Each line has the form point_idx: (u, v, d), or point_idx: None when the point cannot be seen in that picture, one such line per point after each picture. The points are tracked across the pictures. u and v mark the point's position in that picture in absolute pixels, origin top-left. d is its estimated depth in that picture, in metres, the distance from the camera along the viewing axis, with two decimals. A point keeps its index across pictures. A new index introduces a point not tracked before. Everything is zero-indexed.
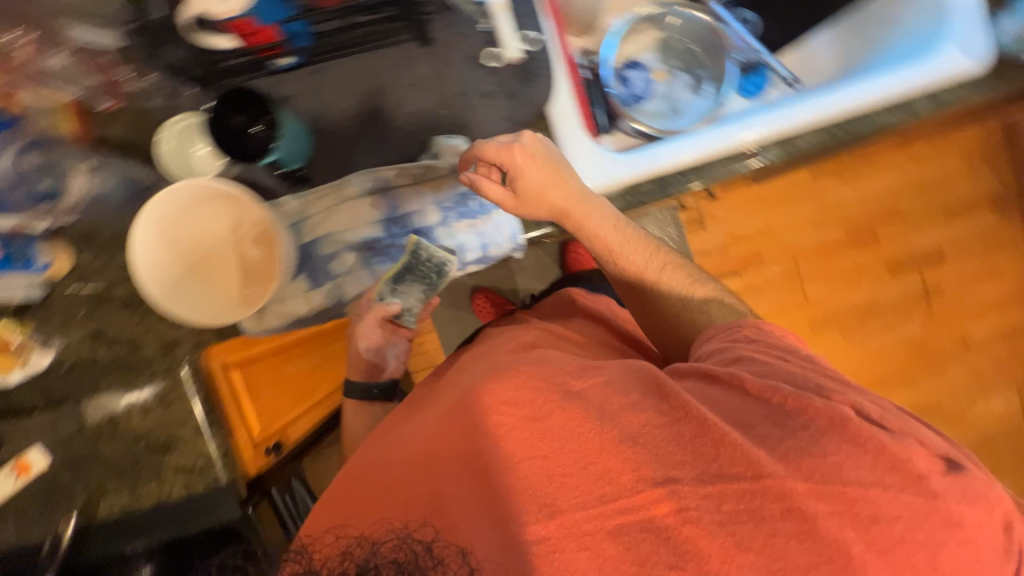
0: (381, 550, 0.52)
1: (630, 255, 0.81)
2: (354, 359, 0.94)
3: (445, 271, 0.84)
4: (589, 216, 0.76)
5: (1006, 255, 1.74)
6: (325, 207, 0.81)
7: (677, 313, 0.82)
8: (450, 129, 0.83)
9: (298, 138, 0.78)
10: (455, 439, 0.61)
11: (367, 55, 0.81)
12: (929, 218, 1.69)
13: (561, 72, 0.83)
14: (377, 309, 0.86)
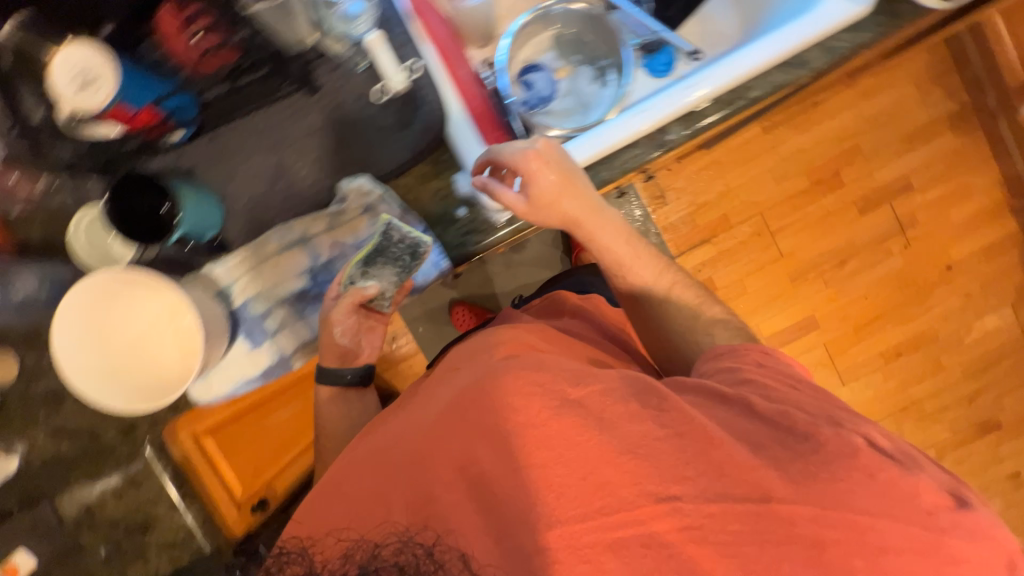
0: (382, 553, 0.55)
1: (636, 267, 0.81)
2: (326, 346, 0.85)
3: (420, 249, 0.73)
4: (602, 226, 0.77)
5: (975, 174, 1.73)
6: (258, 264, 0.83)
7: (655, 317, 0.83)
8: (375, 165, 0.78)
9: (205, 204, 0.77)
10: (454, 444, 0.58)
11: (262, 114, 0.77)
12: (887, 156, 1.71)
13: (448, 88, 0.74)
14: (351, 294, 0.78)
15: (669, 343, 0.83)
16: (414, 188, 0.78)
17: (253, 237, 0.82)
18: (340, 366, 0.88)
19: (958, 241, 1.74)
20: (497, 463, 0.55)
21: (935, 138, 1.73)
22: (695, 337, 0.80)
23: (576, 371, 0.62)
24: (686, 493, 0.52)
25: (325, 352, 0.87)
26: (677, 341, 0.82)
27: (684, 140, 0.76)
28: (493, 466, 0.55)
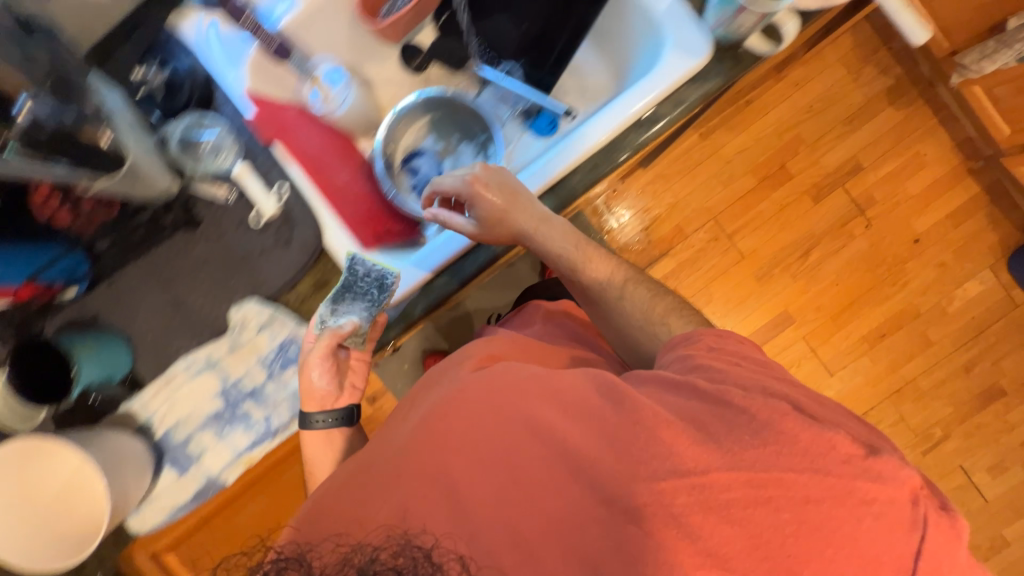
0: (380, 559, 0.41)
1: (587, 268, 0.75)
2: (304, 391, 0.73)
3: (387, 281, 0.71)
4: (550, 235, 0.74)
5: (926, 143, 1.72)
6: (162, 402, 0.80)
7: (611, 318, 0.74)
8: (258, 281, 0.77)
9: (113, 353, 0.75)
10: (432, 457, 0.52)
11: (151, 254, 0.77)
12: (830, 143, 1.72)
13: (319, 201, 0.75)
14: (326, 334, 0.70)
15: (635, 343, 0.73)
16: (305, 300, 0.78)
17: (162, 375, 0.79)
18: (309, 409, 0.73)
19: (926, 209, 1.72)
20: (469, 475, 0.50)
21: (872, 119, 1.73)
22: (648, 330, 0.71)
23: (540, 376, 0.56)
24: (655, 497, 0.46)
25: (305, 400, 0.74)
26: (636, 336, 0.73)
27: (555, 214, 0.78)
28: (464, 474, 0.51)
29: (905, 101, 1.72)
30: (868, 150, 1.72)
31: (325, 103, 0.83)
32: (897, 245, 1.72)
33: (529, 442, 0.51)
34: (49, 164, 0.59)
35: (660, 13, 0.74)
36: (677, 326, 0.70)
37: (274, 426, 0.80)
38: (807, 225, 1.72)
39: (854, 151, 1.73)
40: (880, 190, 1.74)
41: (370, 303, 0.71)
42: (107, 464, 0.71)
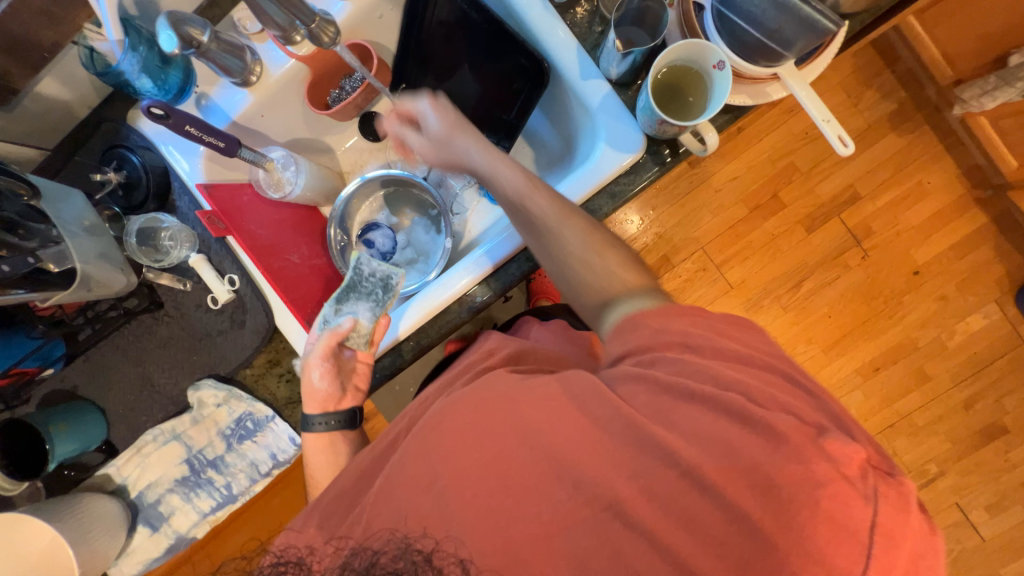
0: (381, 561, 0.44)
1: (523, 193, 0.68)
2: (308, 392, 0.74)
3: (390, 281, 0.78)
4: (495, 171, 0.71)
5: (932, 169, 1.57)
6: (132, 465, 0.87)
7: (567, 270, 0.66)
8: (227, 335, 0.82)
9: (86, 428, 0.82)
10: (424, 464, 0.50)
11: (122, 333, 0.83)
12: (828, 171, 1.59)
13: (268, 289, 0.80)
14: (326, 334, 0.74)
15: (574, 286, 0.66)
16: (259, 377, 0.84)
17: (133, 442, 0.85)
18: (311, 411, 0.74)
19: (929, 238, 1.58)
20: (457, 475, 0.48)
21: (878, 141, 1.57)
22: (585, 261, 0.65)
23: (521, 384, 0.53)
24: (636, 495, 0.44)
25: (308, 402, 0.75)
26: (580, 276, 0.66)
27: (493, 298, 0.80)
28: (453, 476, 0.48)
29: (909, 126, 1.56)
30: (873, 176, 1.58)
31: (277, 187, 0.86)
32: (909, 262, 1.59)
33: (514, 442, 0.49)
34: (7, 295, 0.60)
35: (596, 105, 0.72)
36: (613, 262, 0.65)
37: (234, 492, 0.86)
38: (813, 250, 1.60)
39: (857, 173, 1.58)
40: (888, 210, 1.58)
41: (374, 304, 0.77)
42: (76, 533, 0.78)
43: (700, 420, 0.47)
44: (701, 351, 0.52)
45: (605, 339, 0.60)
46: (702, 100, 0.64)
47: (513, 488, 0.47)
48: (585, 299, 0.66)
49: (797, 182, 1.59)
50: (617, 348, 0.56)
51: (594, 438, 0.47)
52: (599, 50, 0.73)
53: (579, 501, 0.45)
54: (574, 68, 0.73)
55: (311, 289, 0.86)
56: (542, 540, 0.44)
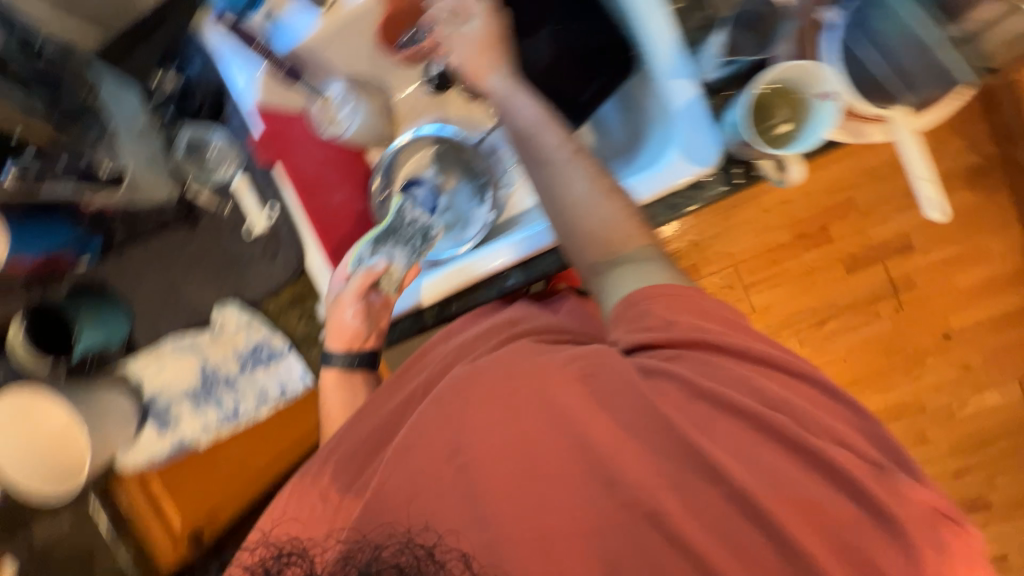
0: (384, 555, 0.47)
1: (538, 122, 0.63)
2: (334, 328, 0.76)
3: (429, 234, 0.82)
4: (517, 87, 0.67)
5: (995, 235, 1.48)
6: (148, 368, 0.89)
7: (573, 224, 0.59)
8: (261, 263, 0.82)
9: (109, 325, 0.85)
10: (444, 435, 0.49)
11: (154, 242, 0.85)
12: (890, 213, 1.49)
13: (303, 226, 0.80)
14: (361, 273, 0.75)
15: (570, 234, 0.59)
16: (282, 311, 0.85)
17: (151, 345, 0.89)
18: (334, 346, 0.76)
19: (966, 306, 1.52)
20: (485, 452, 0.47)
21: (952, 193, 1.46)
22: (588, 205, 0.58)
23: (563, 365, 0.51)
24: (678, 508, 0.44)
25: (332, 336, 0.76)
26: (580, 222, 0.58)
27: (523, 286, 0.78)
28: (480, 451, 0.47)
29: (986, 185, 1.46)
30: (933, 228, 1.49)
31: (331, 124, 0.84)
32: (940, 324, 1.53)
33: (552, 435, 0.47)
34: (56, 181, 0.65)
35: (679, 108, 0.66)
36: (619, 211, 0.58)
37: (242, 413, 0.89)
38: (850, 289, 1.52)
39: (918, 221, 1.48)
40: (940, 266, 1.50)
41: (410, 252, 0.79)
42: (91, 420, 0.80)
43: (748, 441, 0.46)
44: (745, 351, 0.51)
45: (611, 316, 0.56)
46: (797, 125, 0.60)
47: (545, 475, 0.46)
48: (581, 256, 0.59)
49: (854, 217, 1.49)
50: (637, 339, 0.52)
51: (635, 440, 0.46)
52: (698, 47, 0.67)
53: (614, 502, 0.45)
54: (666, 63, 0.66)
55: (347, 235, 0.84)
56: (575, 531, 0.45)
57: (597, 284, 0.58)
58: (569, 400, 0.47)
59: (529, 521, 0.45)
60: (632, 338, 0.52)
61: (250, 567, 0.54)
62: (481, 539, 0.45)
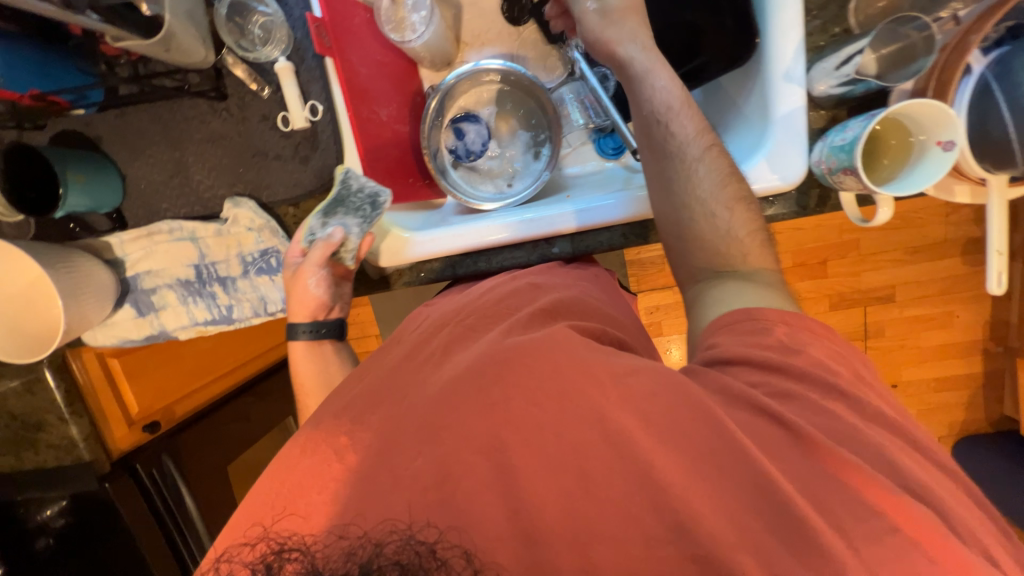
0: (386, 552, 0.41)
1: (675, 109, 0.64)
2: (296, 300, 0.71)
3: (381, 199, 0.70)
4: (656, 72, 0.66)
5: (978, 306, 1.54)
6: (140, 245, 0.81)
7: (690, 222, 0.61)
8: (287, 167, 0.74)
9: (100, 187, 0.75)
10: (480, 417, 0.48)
11: (167, 105, 0.74)
12: (894, 263, 1.52)
13: (348, 138, 0.72)
14: (316, 246, 0.68)
15: (684, 233, 0.62)
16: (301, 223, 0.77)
17: (147, 222, 0.79)
18: (298, 319, 0.72)
19: (925, 364, 1.60)
20: (526, 450, 0.46)
21: (955, 257, 1.50)
22: (711, 208, 0.60)
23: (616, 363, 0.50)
24: (748, 560, 0.40)
25: (293, 309, 0.72)
26: (697, 224, 0.61)
27: (567, 256, 0.78)
28: (525, 454, 0.46)
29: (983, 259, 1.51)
30: (929, 286, 1.53)
31: (397, 29, 0.76)
32: (897, 375, 1.62)
33: (595, 437, 0.46)
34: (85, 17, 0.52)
35: (779, 115, 0.63)
36: (739, 220, 0.60)
37: (233, 316, 0.83)
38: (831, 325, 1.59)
39: (915, 273, 1.52)
40: (921, 323, 1.56)
41: (362, 220, 0.69)
42: (67, 288, 0.72)
43: (843, 506, 0.42)
44: (860, 406, 0.48)
45: (710, 321, 0.57)
46: (897, 168, 0.58)
47: (595, 494, 0.44)
48: (693, 257, 0.62)
49: (861, 258, 1.51)
50: (727, 348, 0.52)
51: (711, 482, 0.43)
52: (819, 55, 0.62)
53: (681, 553, 0.41)
54: (785, 63, 0.62)
55: (389, 159, 0.78)
56: (628, 565, 0.41)
57: (700, 287, 0.61)
58: (625, 420, 0.47)
59: (577, 543, 0.42)
60: (734, 345, 0.52)
61: (249, 566, 0.43)
62: (518, 545, 0.42)
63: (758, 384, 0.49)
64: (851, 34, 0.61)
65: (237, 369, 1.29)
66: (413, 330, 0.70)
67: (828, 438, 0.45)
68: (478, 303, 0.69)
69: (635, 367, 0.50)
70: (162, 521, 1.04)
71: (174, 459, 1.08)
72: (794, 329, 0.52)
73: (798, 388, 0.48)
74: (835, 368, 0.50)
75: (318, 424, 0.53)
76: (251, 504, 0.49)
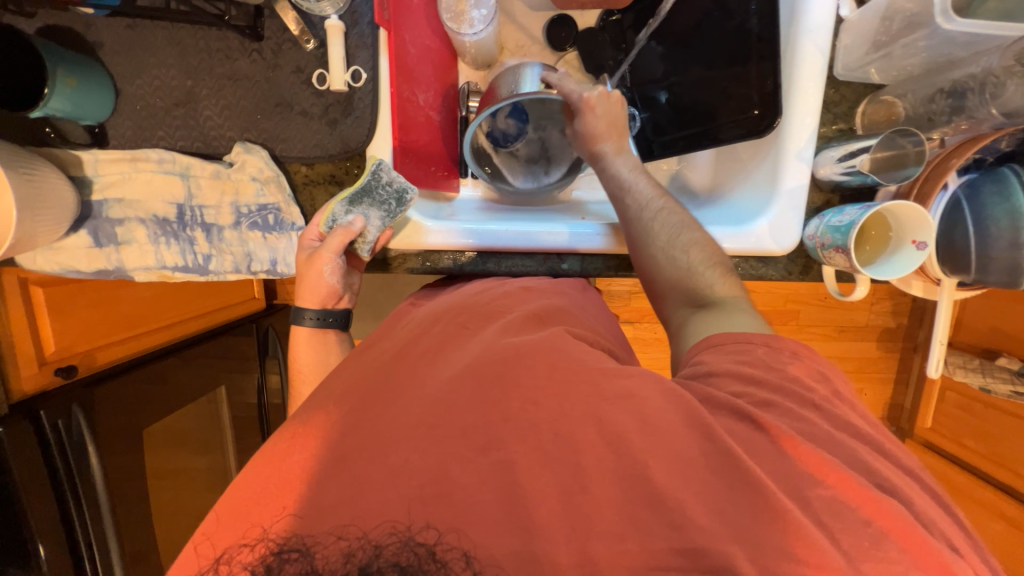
0: (386, 553, 0.43)
1: (630, 177, 0.73)
2: (307, 285, 0.70)
3: (408, 196, 0.70)
4: (612, 158, 0.74)
5: (883, 387, 1.75)
6: (118, 169, 0.72)
7: (654, 272, 0.68)
8: (311, 128, 0.71)
9: (92, 98, 0.67)
10: (485, 420, 0.49)
11: (190, 29, 0.69)
12: (825, 338, 1.69)
13: (386, 113, 0.71)
14: (336, 232, 0.68)
15: (654, 277, 0.69)
16: (310, 184, 0.74)
17: (135, 147, 0.72)
18: (305, 304, 0.71)
19: None
20: (533, 454, 0.47)
21: (870, 341, 1.70)
22: (668, 254, 0.67)
23: (625, 383, 0.52)
24: None
25: (302, 294, 0.71)
26: (659, 269, 0.68)
27: (575, 273, 0.81)
28: (525, 452, 0.47)
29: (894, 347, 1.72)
30: (849, 363, 1.72)
31: (455, 20, 0.76)
32: None
33: (603, 448, 0.47)
34: None
35: (786, 186, 0.70)
36: (698, 260, 0.66)
37: (208, 268, 0.76)
38: None
39: (839, 350, 1.70)
40: None
41: (385, 215, 0.70)
42: (24, 197, 0.62)
43: (833, 506, 0.45)
44: (833, 418, 0.52)
45: (698, 341, 0.61)
46: (876, 255, 0.67)
47: (592, 492, 0.46)
48: (670, 293, 0.68)
49: (796, 330, 1.67)
50: (712, 364, 0.56)
51: (704, 484, 0.46)
52: (825, 144, 0.71)
53: (674, 547, 0.43)
54: (798, 145, 0.69)
55: (418, 143, 0.77)
56: (624, 563, 0.43)
57: (684, 316, 0.65)
58: (619, 420, 0.49)
59: (575, 541, 0.44)
60: (723, 362, 0.56)
61: (249, 568, 0.43)
62: (519, 551, 0.43)
63: (743, 394, 0.52)
64: (854, 132, 0.71)
65: (176, 327, 1.18)
66: (399, 326, 0.70)
67: (813, 443, 0.49)
68: (469, 302, 0.69)
69: (630, 373, 0.54)
70: (59, 478, 0.89)
71: (87, 409, 0.92)
72: (779, 348, 0.57)
73: (774, 397, 0.52)
74: (814, 387, 0.54)
75: (308, 418, 0.53)
76: (233, 511, 0.47)
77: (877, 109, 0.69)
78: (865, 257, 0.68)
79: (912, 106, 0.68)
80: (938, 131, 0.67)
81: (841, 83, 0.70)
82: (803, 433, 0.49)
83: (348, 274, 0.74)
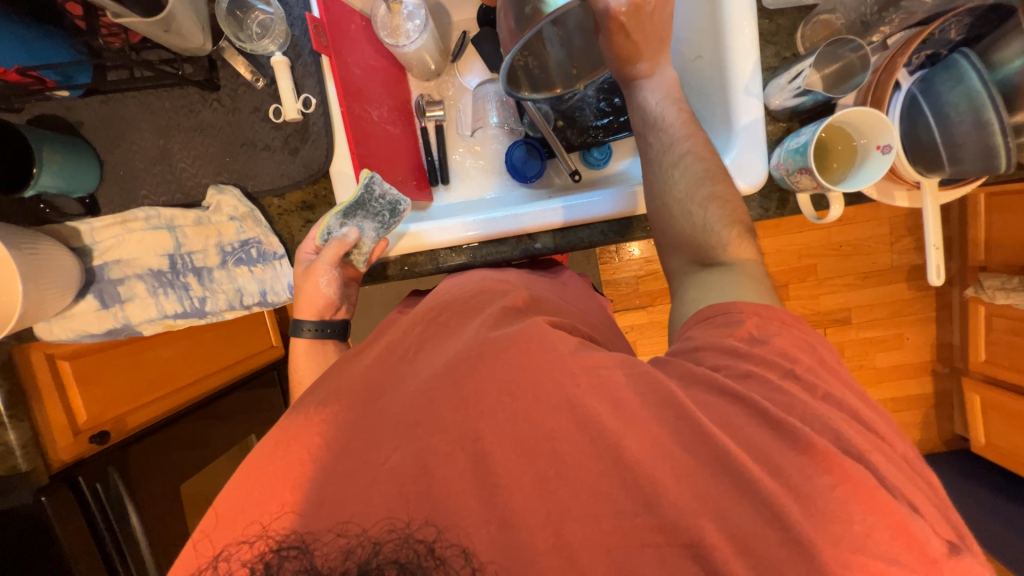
0: (385, 550, 0.43)
1: (659, 109, 0.68)
2: (305, 297, 0.73)
3: (400, 207, 0.75)
4: (638, 85, 0.70)
5: (924, 330, 1.65)
6: (112, 232, 0.77)
7: (668, 224, 0.65)
8: (277, 162, 0.76)
9: (78, 170, 0.73)
10: (463, 414, 0.49)
11: (157, 92, 0.75)
12: (849, 287, 1.61)
13: (340, 133, 0.75)
14: (331, 244, 0.71)
15: (666, 228, 0.65)
16: (284, 213, 0.78)
17: (124, 210, 0.77)
18: (303, 316, 0.73)
19: (883, 382, 1.68)
20: (514, 445, 0.47)
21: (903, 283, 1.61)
22: (684, 208, 0.63)
23: (594, 354, 0.53)
24: (725, 539, 0.42)
25: (300, 306, 0.73)
26: (672, 223, 0.64)
27: (549, 250, 0.81)
28: (500, 443, 0.48)
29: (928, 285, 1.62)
30: (880, 309, 1.63)
31: (392, 35, 0.81)
32: None
33: (580, 432, 0.47)
34: None
35: (742, 124, 0.69)
36: (716, 216, 0.62)
37: (205, 309, 0.81)
38: None
39: (867, 297, 1.62)
40: (879, 342, 1.65)
41: (379, 226, 0.74)
42: (30, 271, 0.67)
43: (816, 446, 0.44)
44: (812, 388, 0.49)
45: (692, 316, 0.59)
46: (846, 169, 0.65)
47: (569, 479, 0.45)
48: (678, 249, 0.64)
49: (815, 281, 1.60)
50: (700, 338, 0.55)
51: (676, 456, 0.45)
52: (773, 74, 0.71)
53: (649, 523, 0.43)
54: (744, 81, 0.68)
55: (378, 154, 0.80)
56: (601, 542, 0.43)
57: (686, 275, 0.63)
58: (593, 404, 0.48)
59: (552, 525, 0.44)
60: (711, 335, 0.54)
61: (248, 564, 0.44)
62: (506, 538, 0.44)
63: (723, 366, 0.51)
64: (798, 56, 0.70)
65: (205, 381, 1.18)
66: (386, 331, 0.70)
67: (798, 404, 0.47)
68: (448, 300, 0.69)
69: (603, 355, 0.53)
70: (102, 543, 0.92)
71: (122, 470, 0.96)
72: (770, 319, 0.54)
73: (758, 368, 0.50)
74: (797, 360, 0.51)
75: (290, 423, 0.54)
76: (232, 513, 0.48)
77: (815, 29, 0.69)
78: (841, 172, 0.65)
79: (847, 16, 0.69)
80: (876, 33, 0.69)
81: (773, 12, 0.69)
82: (781, 406, 0.48)
83: (345, 286, 0.75)
